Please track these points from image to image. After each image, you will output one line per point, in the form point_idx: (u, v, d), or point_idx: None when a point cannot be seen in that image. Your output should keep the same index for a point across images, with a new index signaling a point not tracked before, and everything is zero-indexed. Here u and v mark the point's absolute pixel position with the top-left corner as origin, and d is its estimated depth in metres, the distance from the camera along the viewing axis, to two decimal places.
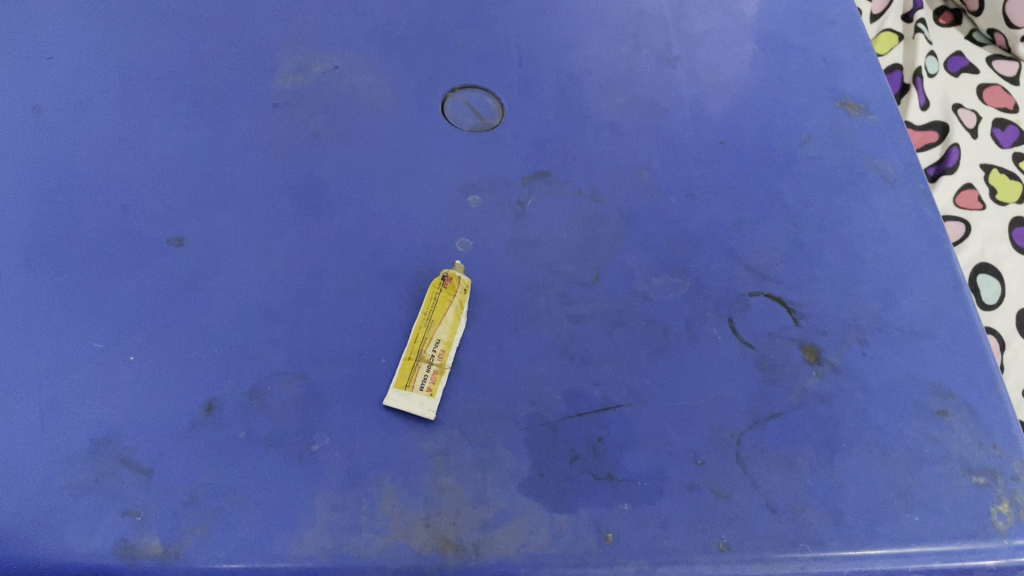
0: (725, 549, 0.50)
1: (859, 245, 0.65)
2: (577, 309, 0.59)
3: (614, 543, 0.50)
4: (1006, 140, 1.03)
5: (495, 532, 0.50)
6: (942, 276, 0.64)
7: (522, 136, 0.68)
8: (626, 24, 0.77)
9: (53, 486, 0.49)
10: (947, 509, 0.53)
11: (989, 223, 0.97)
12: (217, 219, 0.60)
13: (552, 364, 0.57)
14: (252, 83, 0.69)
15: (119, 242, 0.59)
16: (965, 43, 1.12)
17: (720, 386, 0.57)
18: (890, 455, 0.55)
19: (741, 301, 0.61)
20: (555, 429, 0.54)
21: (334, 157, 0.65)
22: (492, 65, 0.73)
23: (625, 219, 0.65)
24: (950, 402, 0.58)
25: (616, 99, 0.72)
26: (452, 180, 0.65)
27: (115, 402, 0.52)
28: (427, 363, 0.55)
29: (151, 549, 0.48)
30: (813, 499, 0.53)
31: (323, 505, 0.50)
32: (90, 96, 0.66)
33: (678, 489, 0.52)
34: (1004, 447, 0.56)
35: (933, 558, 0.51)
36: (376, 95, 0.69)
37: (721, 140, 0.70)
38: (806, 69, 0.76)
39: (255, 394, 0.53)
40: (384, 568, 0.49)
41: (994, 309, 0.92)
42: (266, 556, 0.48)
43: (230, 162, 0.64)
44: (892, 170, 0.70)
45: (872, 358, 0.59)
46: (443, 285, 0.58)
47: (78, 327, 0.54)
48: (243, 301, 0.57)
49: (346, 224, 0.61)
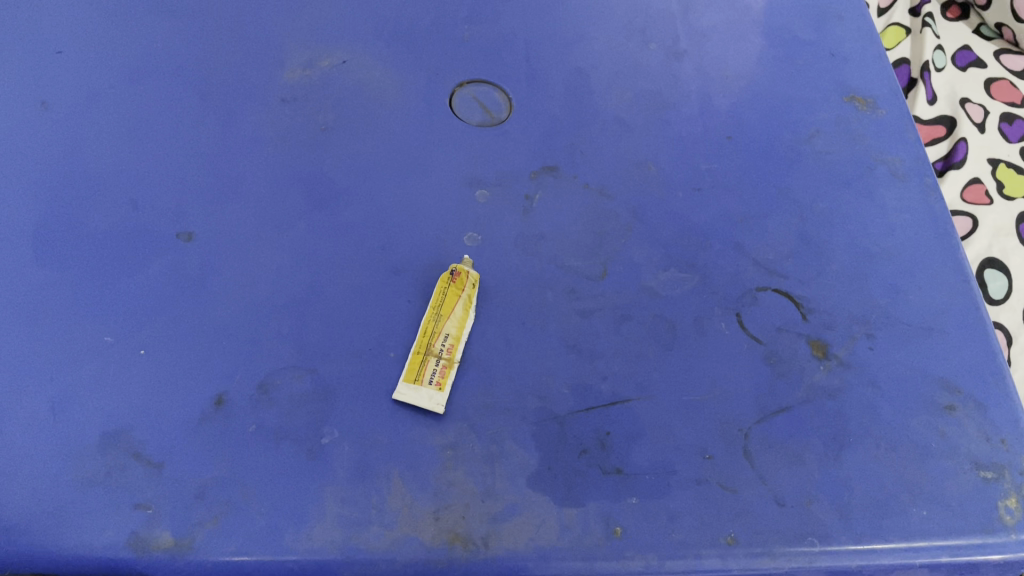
0: (733, 542, 0.51)
1: (867, 239, 0.65)
2: (585, 303, 0.60)
3: (621, 537, 0.50)
4: (1013, 135, 1.03)
5: (504, 525, 0.50)
6: (951, 270, 0.65)
7: (529, 131, 0.68)
8: (634, 18, 0.77)
9: (64, 479, 0.49)
10: (954, 503, 0.54)
11: (997, 217, 0.98)
12: (225, 212, 0.60)
13: (560, 358, 0.57)
14: (259, 76, 0.68)
15: (129, 235, 0.58)
16: (973, 37, 1.12)
17: (727, 381, 0.57)
18: (898, 449, 0.56)
19: (750, 296, 0.61)
20: (563, 423, 0.54)
21: (341, 150, 0.65)
22: (499, 59, 0.72)
23: (632, 214, 0.65)
24: (958, 396, 0.58)
25: (623, 93, 0.72)
26: (460, 174, 0.65)
27: (126, 395, 0.52)
28: (436, 358, 0.55)
29: (162, 542, 0.48)
30: (821, 494, 0.53)
31: (332, 499, 0.50)
32: (98, 89, 0.66)
33: (686, 483, 0.53)
34: (1011, 443, 0.57)
35: (941, 552, 0.52)
36: (384, 88, 0.69)
37: (729, 135, 0.70)
38: (815, 64, 0.76)
39: (265, 388, 0.53)
40: (393, 561, 0.49)
41: (1001, 304, 0.92)
42: (276, 549, 0.48)
43: (238, 156, 0.63)
44: (900, 165, 0.70)
45: (878, 354, 0.60)
46: (452, 280, 0.58)
47: (88, 320, 0.54)
48: (252, 296, 0.57)
49: (355, 218, 0.61)
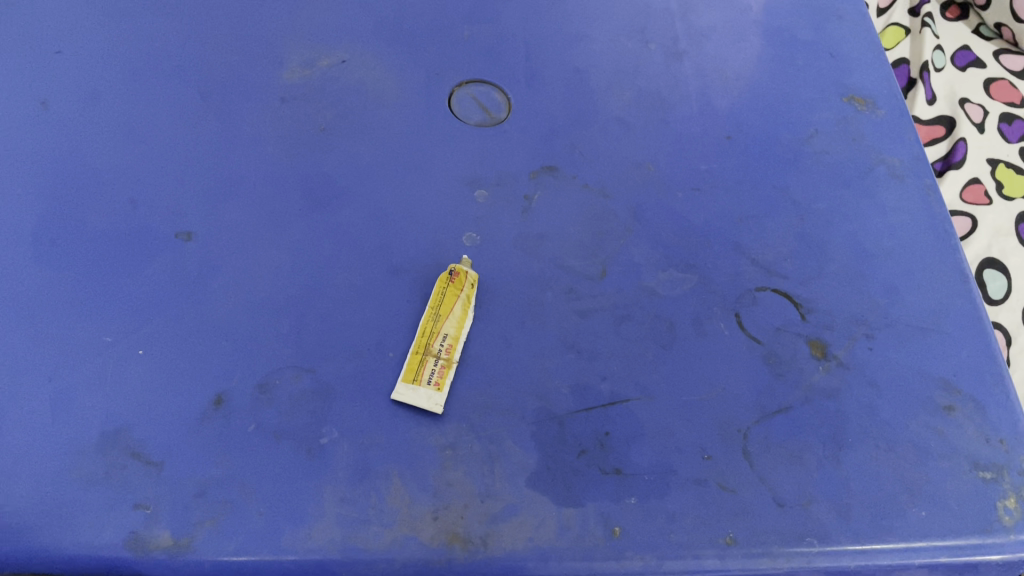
0: (732, 542, 0.51)
1: (866, 240, 0.65)
2: (584, 304, 0.60)
3: (620, 537, 0.50)
4: (1012, 135, 1.03)
5: (503, 525, 0.50)
6: (949, 270, 0.65)
7: (529, 131, 0.68)
8: (634, 18, 0.77)
9: (63, 479, 0.49)
10: (952, 503, 0.54)
11: (996, 217, 0.97)
12: (225, 212, 0.60)
13: (559, 358, 0.57)
14: (259, 76, 0.68)
15: (128, 234, 0.58)
16: (972, 37, 1.12)
17: (727, 381, 0.57)
18: (897, 449, 0.56)
19: (749, 296, 0.61)
20: (562, 423, 0.54)
21: (340, 150, 0.65)
22: (499, 59, 0.72)
23: (631, 214, 0.65)
24: (957, 397, 0.58)
25: (623, 93, 0.72)
26: (459, 174, 0.65)
27: (125, 394, 0.52)
28: (435, 357, 0.55)
29: (161, 542, 0.48)
30: (820, 494, 0.53)
31: (331, 499, 0.50)
32: (97, 89, 0.66)
33: (685, 483, 0.53)
34: (1010, 444, 0.57)
35: (940, 553, 0.52)
36: (384, 88, 0.69)
37: (729, 134, 0.70)
38: (815, 64, 0.76)
39: (264, 387, 0.53)
40: (393, 561, 0.49)
41: (1000, 305, 0.92)
42: (275, 549, 0.48)
43: (237, 155, 0.63)
44: (899, 165, 0.70)
45: (877, 355, 0.60)
46: (451, 280, 0.58)
47: (87, 320, 0.54)
48: (252, 295, 0.57)
49: (355, 218, 0.61)
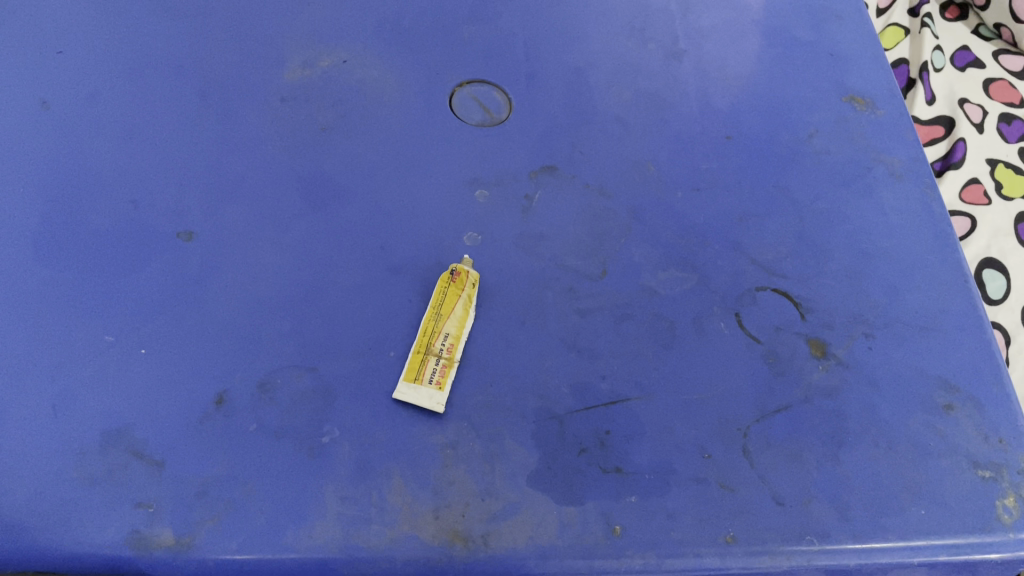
0: (732, 541, 0.51)
1: (866, 239, 0.66)
2: (585, 303, 0.60)
3: (621, 536, 0.51)
4: (1011, 136, 1.03)
5: (504, 524, 0.50)
6: (948, 269, 0.65)
7: (529, 131, 0.68)
8: (634, 19, 0.77)
9: (65, 478, 0.49)
10: (951, 501, 0.54)
11: (995, 217, 0.98)
12: (226, 211, 0.60)
13: (559, 358, 0.57)
14: (260, 76, 0.68)
15: (130, 234, 0.59)
16: (971, 38, 1.13)
17: (726, 381, 0.57)
18: (897, 449, 0.56)
19: (749, 296, 0.61)
20: (563, 422, 0.54)
21: (341, 150, 0.65)
22: (499, 59, 0.72)
23: (631, 214, 0.65)
24: (956, 396, 0.58)
25: (623, 92, 0.72)
26: (459, 174, 0.65)
27: (127, 393, 0.52)
28: (436, 356, 0.55)
29: (163, 540, 0.48)
30: (819, 492, 0.53)
31: (333, 497, 0.50)
32: (98, 89, 0.66)
33: (685, 482, 0.53)
34: (1009, 443, 0.57)
35: (939, 551, 0.52)
36: (384, 89, 0.69)
37: (729, 134, 0.70)
38: (814, 64, 0.76)
39: (266, 386, 0.53)
40: (394, 559, 0.49)
41: (1000, 304, 0.93)
42: (277, 547, 0.48)
43: (238, 155, 0.63)
44: (898, 166, 0.70)
45: (877, 354, 0.60)
46: (452, 279, 0.59)
47: (89, 319, 0.55)
48: (253, 295, 0.57)
49: (355, 217, 0.61)
